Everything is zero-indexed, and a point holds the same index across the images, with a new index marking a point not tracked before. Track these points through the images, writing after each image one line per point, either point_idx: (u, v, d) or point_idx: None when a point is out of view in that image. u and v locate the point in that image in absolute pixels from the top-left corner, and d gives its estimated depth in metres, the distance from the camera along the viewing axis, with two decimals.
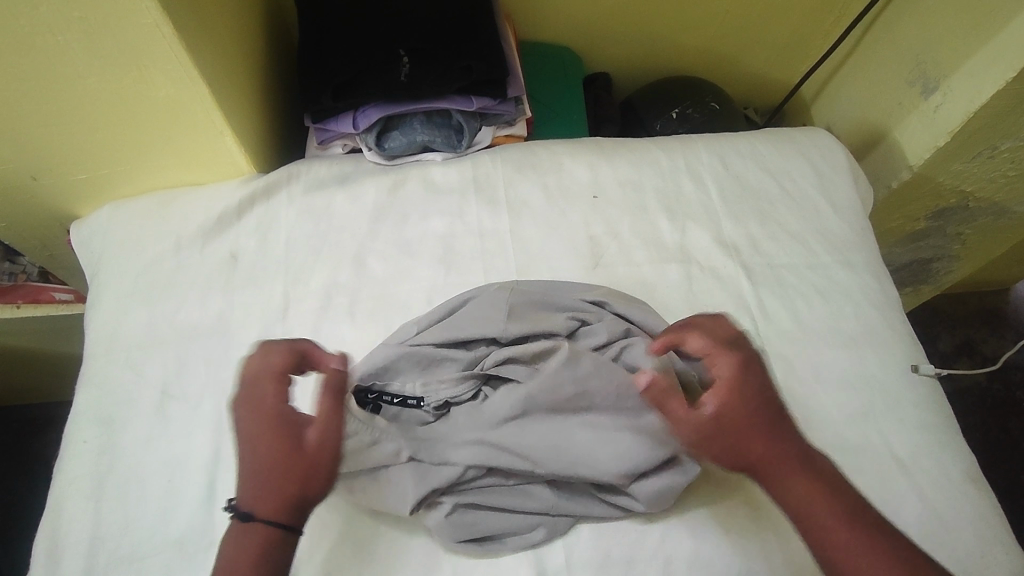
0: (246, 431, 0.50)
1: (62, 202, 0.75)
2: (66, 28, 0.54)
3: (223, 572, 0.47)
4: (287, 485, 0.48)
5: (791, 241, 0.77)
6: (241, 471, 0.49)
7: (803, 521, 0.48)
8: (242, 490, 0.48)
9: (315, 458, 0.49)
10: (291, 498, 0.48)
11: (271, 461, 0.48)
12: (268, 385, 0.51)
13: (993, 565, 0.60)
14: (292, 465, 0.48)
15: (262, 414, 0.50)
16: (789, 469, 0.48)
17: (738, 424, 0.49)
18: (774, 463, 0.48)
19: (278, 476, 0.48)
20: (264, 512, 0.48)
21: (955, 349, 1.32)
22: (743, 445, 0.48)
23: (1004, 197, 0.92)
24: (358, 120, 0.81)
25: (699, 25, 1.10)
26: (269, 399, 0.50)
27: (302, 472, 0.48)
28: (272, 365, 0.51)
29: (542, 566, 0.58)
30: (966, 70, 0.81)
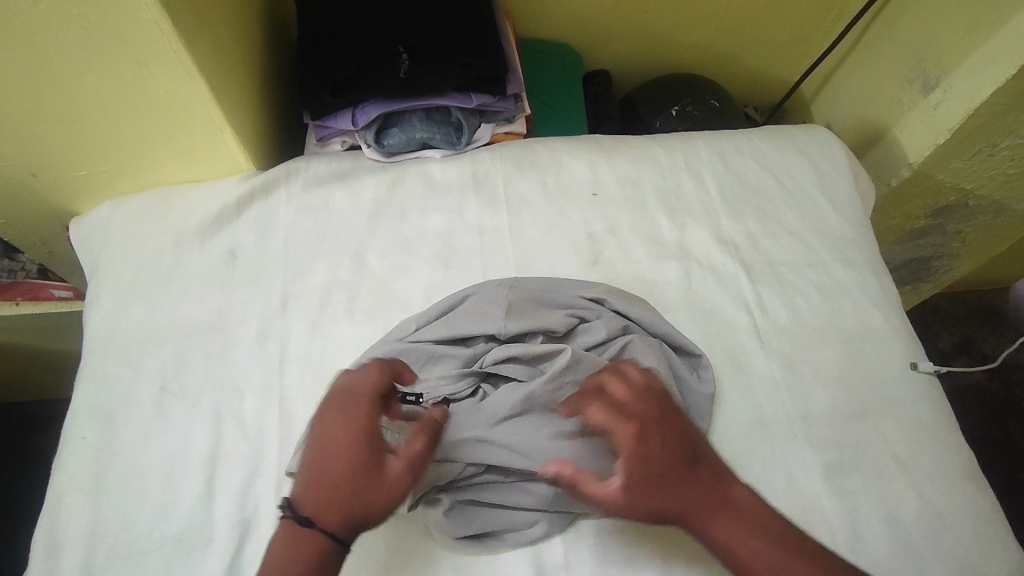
0: (333, 438, 0.50)
1: (62, 198, 0.75)
2: (64, 24, 0.54)
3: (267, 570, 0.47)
4: (353, 506, 0.48)
5: (791, 239, 0.77)
6: (314, 477, 0.49)
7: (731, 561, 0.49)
8: (310, 496, 0.48)
9: (391, 490, 0.48)
10: (353, 520, 0.48)
11: (349, 476, 0.48)
12: (366, 399, 0.51)
13: (991, 562, 0.60)
14: (368, 487, 0.48)
15: (354, 426, 0.50)
16: (709, 517, 0.49)
17: (654, 490, 0.48)
18: (697, 515, 0.49)
19: (351, 492, 0.48)
20: (323, 525, 0.47)
21: (954, 348, 1.32)
22: (664, 507, 0.49)
23: (1004, 195, 0.92)
24: (358, 117, 0.81)
25: (699, 22, 1.10)
26: (364, 414, 0.50)
27: (373, 498, 0.48)
28: (370, 381, 0.52)
29: (540, 562, 0.58)
30: (966, 67, 0.81)
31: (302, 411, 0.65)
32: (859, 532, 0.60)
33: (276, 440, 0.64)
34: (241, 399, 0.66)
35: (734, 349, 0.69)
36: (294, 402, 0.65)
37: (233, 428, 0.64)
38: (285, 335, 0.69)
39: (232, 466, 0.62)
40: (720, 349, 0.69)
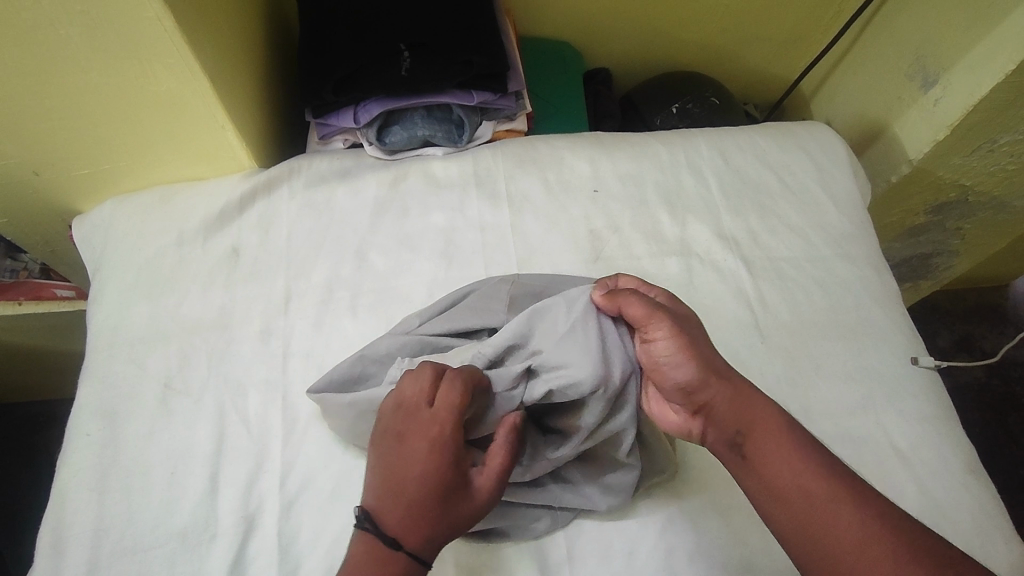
0: (427, 464, 0.50)
1: (64, 196, 0.75)
2: (67, 22, 0.54)
3: None
4: (443, 525, 0.50)
5: (791, 235, 0.77)
6: (406, 503, 0.50)
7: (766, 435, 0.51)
8: (398, 520, 0.50)
9: (480, 510, 0.51)
10: (441, 540, 0.50)
11: (442, 504, 0.50)
12: (457, 425, 0.51)
13: (993, 555, 0.60)
14: (459, 510, 0.50)
15: (448, 453, 0.50)
16: (746, 391, 0.53)
17: (694, 334, 0.54)
18: (732, 380, 0.53)
19: (443, 519, 0.50)
20: (413, 548, 0.49)
21: (954, 345, 1.33)
22: (708, 357, 0.53)
23: (1003, 191, 0.92)
24: (359, 115, 0.82)
25: (699, 20, 1.10)
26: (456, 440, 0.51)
27: (463, 516, 0.50)
28: (454, 402, 0.51)
29: (543, 557, 0.58)
30: (965, 63, 0.81)
31: (306, 407, 0.65)
32: None
33: (280, 437, 0.64)
34: (245, 395, 0.66)
35: (735, 344, 0.70)
36: (298, 399, 0.66)
37: (237, 425, 0.64)
38: (288, 331, 0.69)
39: (236, 462, 0.63)
40: (722, 345, 0.70)
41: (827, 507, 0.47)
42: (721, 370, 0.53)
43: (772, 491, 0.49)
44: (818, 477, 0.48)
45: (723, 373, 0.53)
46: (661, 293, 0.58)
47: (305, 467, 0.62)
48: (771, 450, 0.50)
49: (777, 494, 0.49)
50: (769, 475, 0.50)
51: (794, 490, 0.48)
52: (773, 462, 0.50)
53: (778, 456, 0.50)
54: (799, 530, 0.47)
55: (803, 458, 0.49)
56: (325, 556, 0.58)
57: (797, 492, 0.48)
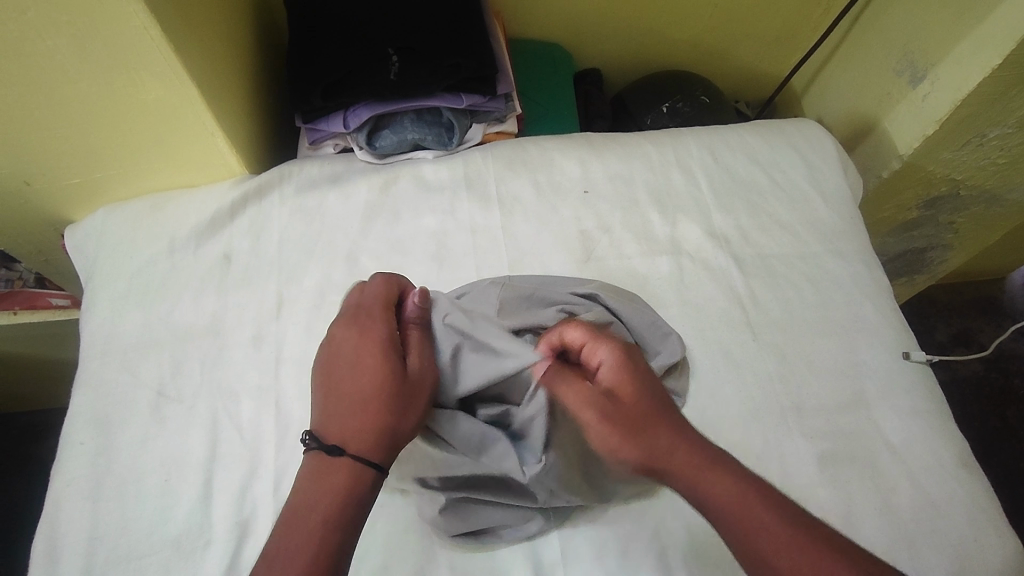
0: (352, 355, 0.54)
1: (55, 206, 0.76)
2: (54, 34, 0.54)
3: (305, 499, 0.48)
4: (386, 411, 0.51)
5: (781, 231, 0.77)
6: (340, 398, 0.52)
7: (730, 514, 0.46)
8: (343, 419, 0.51)
9: (416, 393, 0.53)
10: (385, 430, 0.51)
11: (374, 388, 0.52)
12: (374, 314, 0.56)
13: (986, 549, 0.60)
14: (402, 391, 0.52)
15: (368, 341, 0.54)
16: (693, 462, 0.49)
17: (629, 409, 0.52)
18: (676, 454, 0.49)
19: (377, 404, 0.51)
20: (358, 441, 0.50)
21: (951, 339, 1.33)
22: (637, 429, 0.51)
23: (994, 184, 0.93)
24: (349, 120, 0.82)
25: (688, 19, 1.10)
26: (374, 329, 0.55)
27: (405, 395, 0.52)
28: (375, 296, 0.57)
29: (537, 557, 0.59)
30: (952, 58, 0.81)
31: (298, 412, 0.65)
32: (854, 521, 0.61)
33: (273, 442, 0.64)
34: (238, 402, 0.66)
35: (728, 344, 0.70)
36: (291, 404, 0.66)
37: (230, 431, 0.65)
38: (280, 337, 0.69)
39: (230, 469, 0.63)
40: (713, 344, 0.70)
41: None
42: (661, 451, 0.50)
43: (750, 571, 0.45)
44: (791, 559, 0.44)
45: (669, 447, 0.50)
46: (602, 352, 0.54)
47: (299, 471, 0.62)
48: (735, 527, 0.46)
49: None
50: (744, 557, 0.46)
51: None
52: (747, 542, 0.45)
53: (751, 538, 0.45)
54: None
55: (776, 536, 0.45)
56: None
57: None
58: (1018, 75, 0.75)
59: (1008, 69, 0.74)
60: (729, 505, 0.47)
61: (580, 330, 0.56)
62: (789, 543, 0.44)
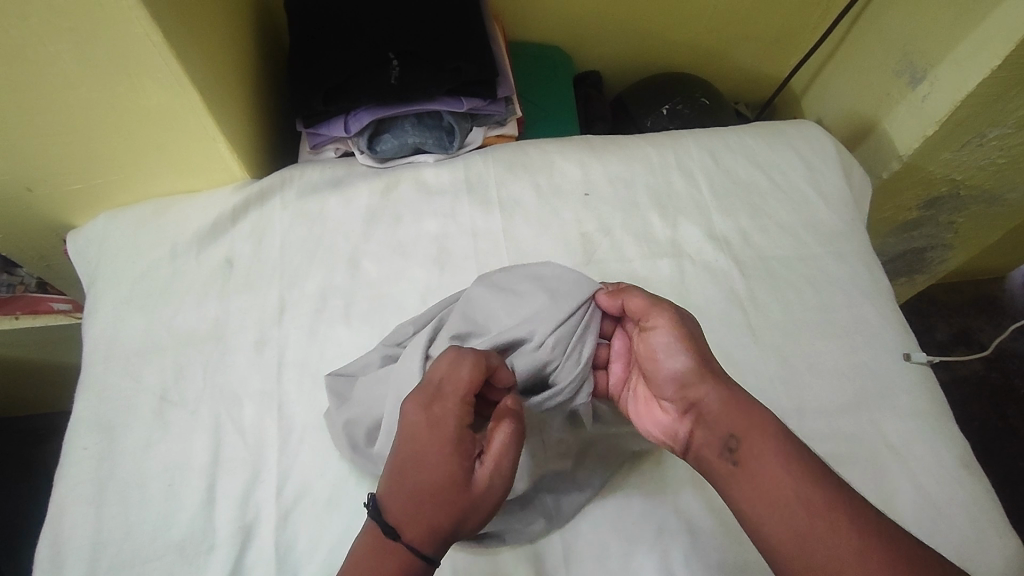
0: (421, 441, 0.50)
1: (58, 212, 0.76)
2: (54, 40, 0.55)
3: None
4: (443, 517, 0.48)
5: (781, 233, 0.78)
6: (400, 481, 0.50)
7: (762, 438, 0.50)
8: (402, 509, 0.49)
9: (481, 501, 0.50)
10: (439, 532, 0.49)
11: (439, 487, 0.49)
12: (454, 401, 0.50)
13: (987, 550, 0.60)
14: (463, 501, 0.49)
15: (440, 432, 0.50)
16: (741, 393, 0.54)
17: (693, 333, 0.57)
18: (728, 380, 0.55)
19: (437, 505, 0.48)
20: (411, 538, 0.48)
21: (952, 338, 1.33)
22: (703, 350, 0.56)
23: (994, 183, 0.93)
24: (350, 124, 0.82)
25: (687, 21, 1.11)
26: (451, 420, 0.50)
27: (464, 507, 0.49)
28: (459, 379, 0.51)
29: (540, 560, 0.59)
30: (952, 58, 0.81)
31: (301, 416, 0.65)
32: None
33: (275, 446, 0.64)
34: (240, 406, 0.66)
35: (728, 345, 0.70)
36: (294, 408, 0.66)
37: (232, 435, 0.65)
38: (282, 341, 0.70)
39: (232, 474, 0.63)
40: (714, 346, 0.70)
41: (819, 523, 0.45)
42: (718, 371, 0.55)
43: (759, 491, 0.48)
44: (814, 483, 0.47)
45: (721, 374, 0.55)
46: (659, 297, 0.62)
47: (302, 475, 0.63)
48: (765, 451, 0.49)
49: (771, 501, 0.47)
50: (767, 475, 0.48)
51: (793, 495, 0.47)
52: (767, 464, 0.49)
53: (772, 466, 0.49)
54: (789, 530, 0.46)
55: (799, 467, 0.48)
56: (325, 561, 0.59)
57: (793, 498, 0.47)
58: (1018, 76, 0.75)
59: (1008, 70, 0.74)
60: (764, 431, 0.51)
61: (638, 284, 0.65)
62: (804, 475, 0.47)
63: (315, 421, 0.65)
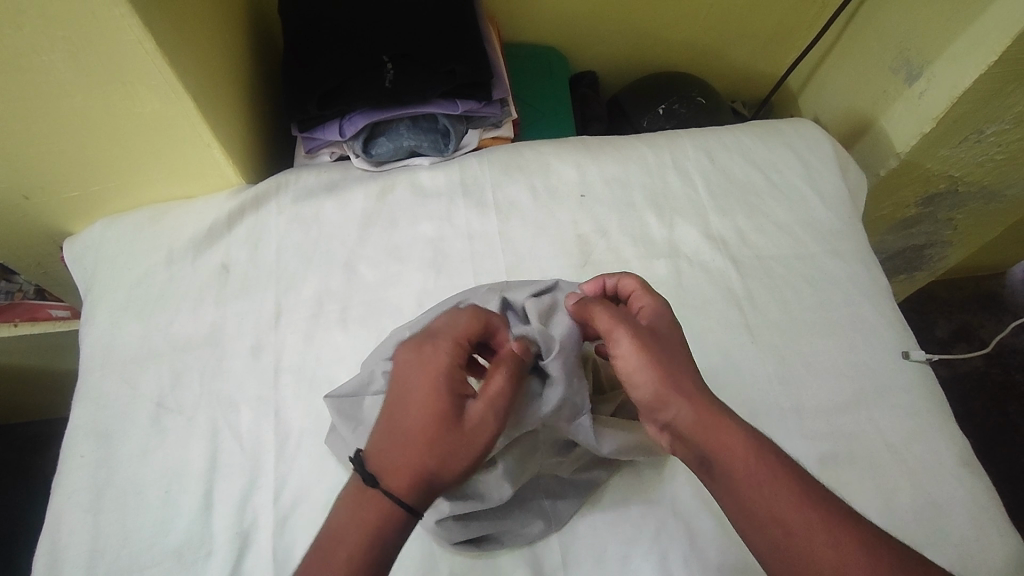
0: (410, 385, 0.51)
1: (54, 219, 0.76)
2: (49, 48, 0.55)
3: (335, 530, 0.48)
4: (427, 455, 0.49)
5: (778, 233, 0.77)
6: (388, 426, 0.51)
7: (741, 463, 0.48)
8: (388, 449, 0.50)
9: (467, 441, 0.49)
10: (422, 474, 0.49)
11: (423, 427, 0.49)
12: (446, 345, 0.52)
13: (988, 549, 0.60)
14: (450, 440, 0.49)
15: (428, 374, 0.51)
16: (716, 416, 0.50)
17: (661, 348, 0.53)
18: (701, 401, 0.50)
19: (419, 446, 0.49)
20: (392, 481, 0.48)
21: (952, 335, 1.33)
22: (671, 368, 0.52)
23: (993, 180, 0.93)
24: (345, 128, 0.82)
25: (682, 21, 1.10)
26: (440, 363, 0.52)
27: (450, 445, 0.49)
28: (457, 327, 0.54)
29: (539, 563, 0.59)
30: (948, 55, 0.81)
31: (299, 422, 0.65)
32: None
33: (273, 452, 0.64)
34: (237, 411, 0.66)
35: (726, 345, 0.70)
36: (291, 413, 0.66)
37: (230, 441, 0.65)
38: (279, 347, 0.70)
39: (230, 479, 0.63)
40: (712, 346, 0.70)
41: (800, 545, 0.45)
42: (687, 393, 0.51)
43: (743, 516, 0.47)
44: (798, 506, 0.46)
45: (693, 393, 0.51)
46: (648, 300, 0.57)
47: (299, 480, 0.63)
48: (746, 478, 0.47)
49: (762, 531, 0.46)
50: (746, 501, 0.47)
51: (776, 519, 0.46)
52: (747, 492, 0.47)
53: (752, 492, 0.47)
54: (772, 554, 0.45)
55: (781, 491, 0.46)
56: None
57: (774, 521, 0.46)
58: (1014, 72, 0.75)
59: (1004, 66, 0.74)
60: (742, 457, 0.48)
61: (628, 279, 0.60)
62: (783, 497, 0.46)
63: (313, 426, 0.65)
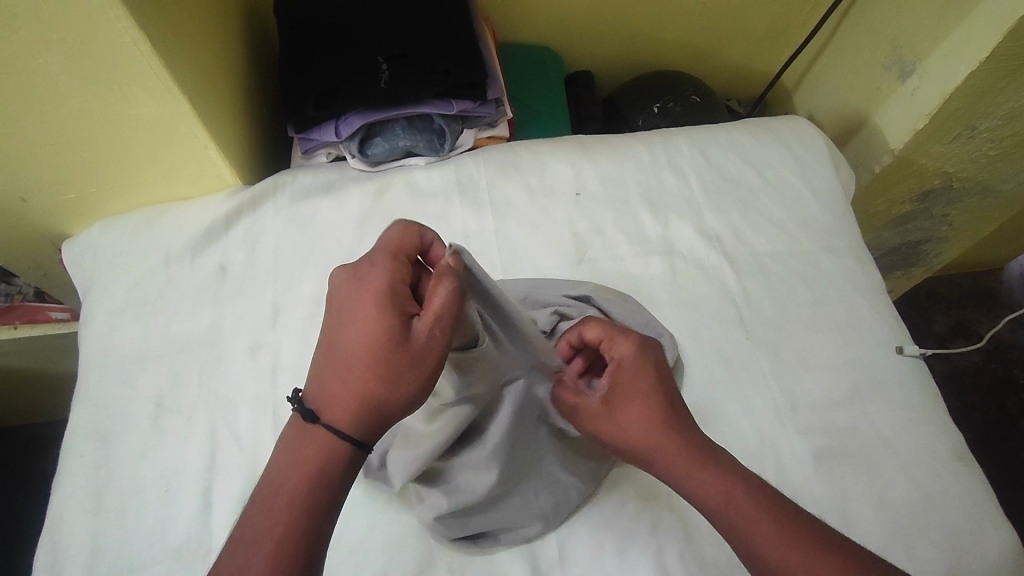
0: (349, 306, 0.49)
1: (52, 222, 0.76)
2: (45, 50, 0.55)
3: (276, 475, 0.46)
4: (372, 381, 0.47)
5: (772, 229, 0.78)
6: (331, 354, 0.49)
7: (728, 508, 0.49)
8: (334, 379, 0.48)
9: (415, 360, 0.46)
10: (371, 398, 0.47)
11: (364, 351, 0.47)
12: (382, 263, 0.49)
13: (982, 542, 0.61)
14: (395, 360, 0.46)
15: (367, 294, 0.48)
16: (694, 466, 0.50)
17: (633, 421, 0.53)
18: (675, 457, 0.51)
19: (364, 372, 0.47)
20: (338, 414, 0.47)
21: (949, 331, 1.33)
22: (643, 431, 0.52)
23: (987, 176, 0.93)
24: (341, 129, 0.82)
25: (676, 19, 1.11)
26: (377, 281, 0.48)
27: (394, 365, 0.46)
28: (391, 243, 0.50)
29: (536, 559, 0.59)
30: (940, 51, 0.81)
31: None
32: (850, 516, 0.61)
33: (271, 452, 0.65)
34: (236, 411, 0.67)
35: (721, 342, 0.70)
36: (289, 413, 0.66)
37: (229, 441, 0.65)
38: (277, 346, 0.70)
39: (229, 478, 0.63)
40: (707, 343, 0.70)
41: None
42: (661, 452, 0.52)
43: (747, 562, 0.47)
44: (792, 543, 0.46)
45: (669, 449, 0.51)
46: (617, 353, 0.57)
47: None
48: (736, 523, 0.48)
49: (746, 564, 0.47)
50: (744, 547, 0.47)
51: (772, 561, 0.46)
52: (747, 534, 0.47)
53: (750, 535, 0.47)
54: None
55: (775, 531, 0.47)
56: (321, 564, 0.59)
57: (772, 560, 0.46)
58: (1006, 67, 0.75)
59: (996, 61, 0.75)
60: (727, 504, 0.49)
61: (594, 326, 0.59)
62: (776, 533, 0.47)
63: None
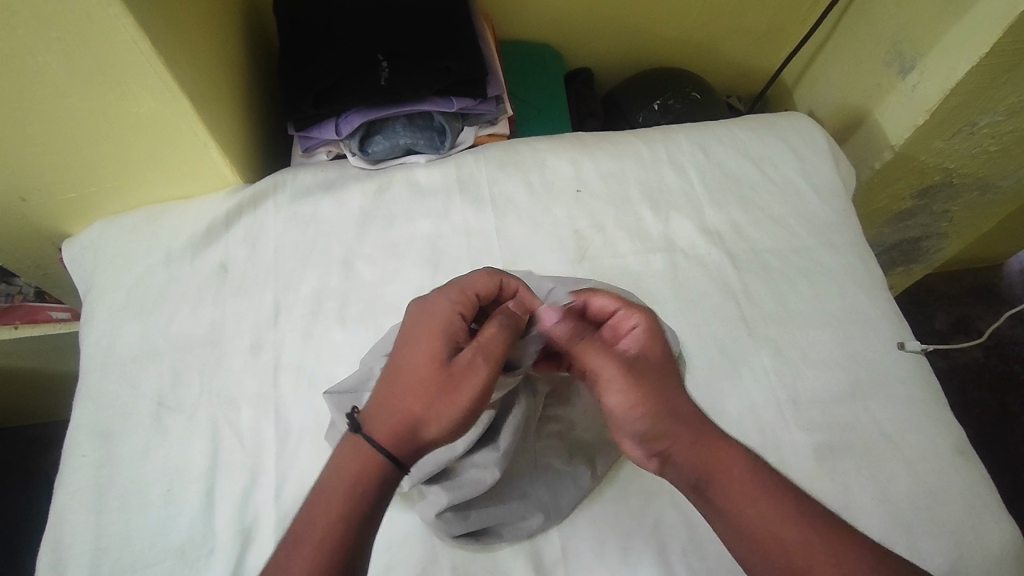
0: (413, 333, 0.53)
1: (53, 221, 0.76)
2: (43, 49, 0.55)
3: (318, 495, 0.47)
4: (412, 404, 0.50)
5: (773, 225, 0.78)
6: (385, 373, 0.53)
7: (739, 485, 0.48)
8: (380, 396, 0.51)
9: (454, 390, 0.50)
10: (407, 421, 0.49)
11: (415, 372, 0.51)
12: (450, 300, 0.55)
13: (984, 538, 0.61)
14: (436, 389, 0.50)
15: (431, 324, 0.53)
16: (709, 440, 0.50)
17: (657, 383, 0.51)
18: (696, 425, 0.51)
19: (408, 395, 0.50)
20: (374, 428, 0.50)
21: (950, 327, 1.33)
22: (666, 396, 0.51)
23: (988, 171, 0.93)
24: (341, 126, 0.82)
25: (676, 17, 1.11)
26: (442, 316, 0.54)
27: (432, 393, 0.50)
28: (472, 287, 0.56)
29: (539, 556, 0.59)
30: (941, 46, 0.81)
31: (299, 419, 0.66)
32: (852, 512, 0.61)
33: (273, 451, 0.65)
34: (237, 410, 0.67)
35: (723, 339, 0.70)
36: (291, 412, 0.66)
37: (230, 439, 0.65)
38: (278, 345, 0.70)
39: (231, 477, 0.63)
40: (708, 339, 0.70)
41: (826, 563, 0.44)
42: (685, 419, 0.51)
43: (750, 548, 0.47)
44: (799, 526, 0.46)
45: (691, 418, 0.51)
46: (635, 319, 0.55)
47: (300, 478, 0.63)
48: (744, 500, 0.48)
49: (747, 541, 0.47)
50: (749, 529, 0.47)
51: (786, 545, 0.45)
52: (756, 511, 0.47)
53: (764, 513, 0.47)
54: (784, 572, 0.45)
55: (786, 508, 0.47)
56: None
57: (778, 543, 0.46)
58: (1006, 63, 0.75)
59: (997, 57, 0.75)
60: (741, 481, 0.48)
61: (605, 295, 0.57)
62: (784, 512, 0.47)
63: (313, 422, 0.66)
